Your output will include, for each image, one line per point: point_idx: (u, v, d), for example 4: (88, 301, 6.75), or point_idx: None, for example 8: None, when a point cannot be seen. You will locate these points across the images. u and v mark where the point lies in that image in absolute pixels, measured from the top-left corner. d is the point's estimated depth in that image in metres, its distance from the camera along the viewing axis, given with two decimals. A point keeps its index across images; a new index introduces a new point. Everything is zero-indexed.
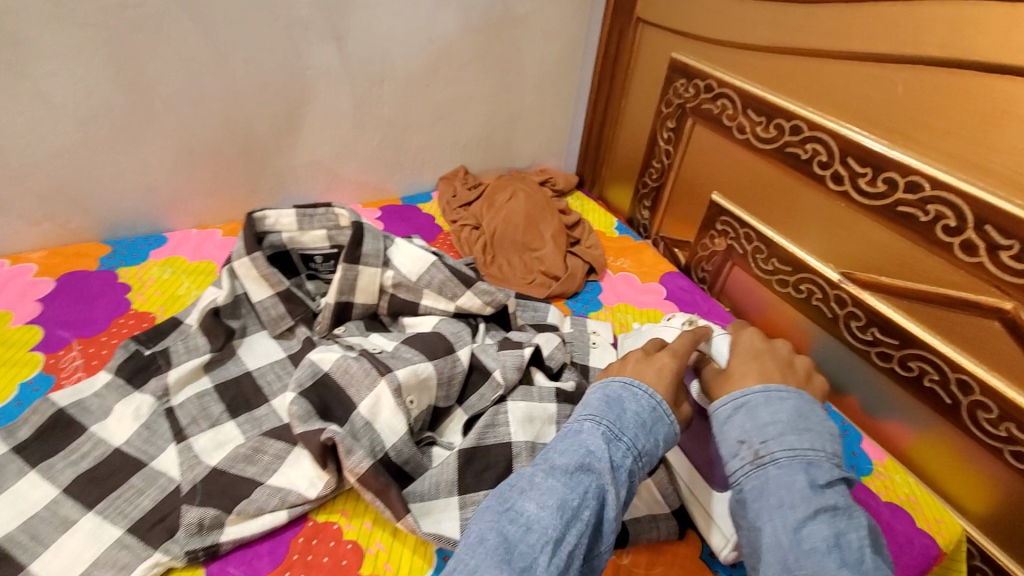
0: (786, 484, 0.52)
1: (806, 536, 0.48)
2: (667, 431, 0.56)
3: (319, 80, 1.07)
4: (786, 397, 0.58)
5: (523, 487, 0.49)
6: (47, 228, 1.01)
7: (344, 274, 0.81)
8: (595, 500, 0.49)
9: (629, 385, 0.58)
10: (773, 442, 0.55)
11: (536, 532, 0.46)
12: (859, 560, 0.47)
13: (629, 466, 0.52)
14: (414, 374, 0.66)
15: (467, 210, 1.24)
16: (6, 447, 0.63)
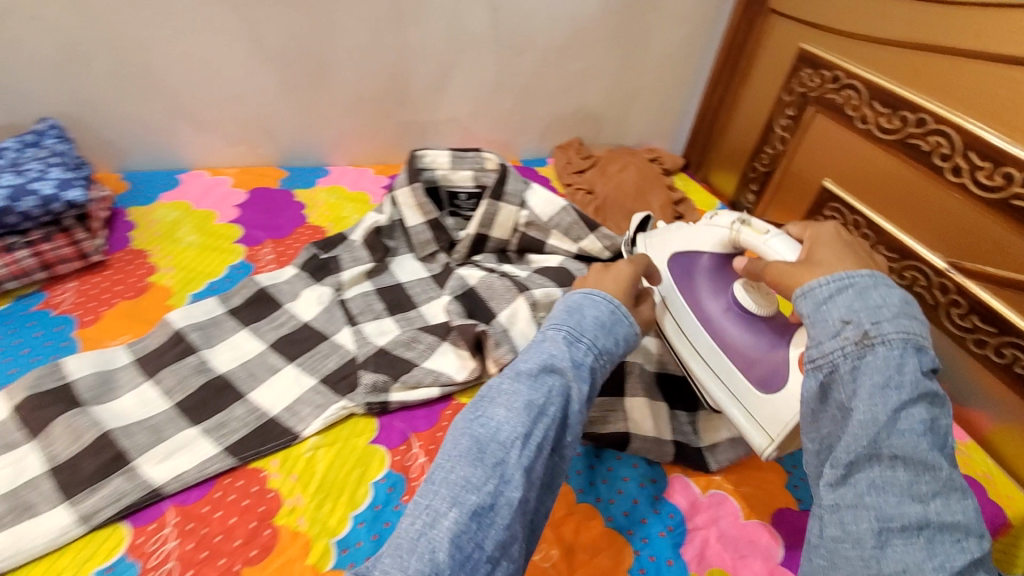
0: (886, 372, 0.42)
1: (903, 426, 0.41)
2: (627, 331, 0.55)
3: (473, 47, 1.00)
4: (896, 282, 0.46)
5: (494, 393, 0.47)
6: (242, 151, 1.01)
7: (486, 210, 0.84)
8: (561, 398, 0.47)
9: (594, 293, 0.56)
10: (887, 322, 0.43)
11: (507, 431, 0.44)
12: (945, 447, 0.41)
13: (589, 363, 0.50)
14: (545, 295, 0.74)
15: (583, 176, 1.14)
16: (223, 308, 0.73)
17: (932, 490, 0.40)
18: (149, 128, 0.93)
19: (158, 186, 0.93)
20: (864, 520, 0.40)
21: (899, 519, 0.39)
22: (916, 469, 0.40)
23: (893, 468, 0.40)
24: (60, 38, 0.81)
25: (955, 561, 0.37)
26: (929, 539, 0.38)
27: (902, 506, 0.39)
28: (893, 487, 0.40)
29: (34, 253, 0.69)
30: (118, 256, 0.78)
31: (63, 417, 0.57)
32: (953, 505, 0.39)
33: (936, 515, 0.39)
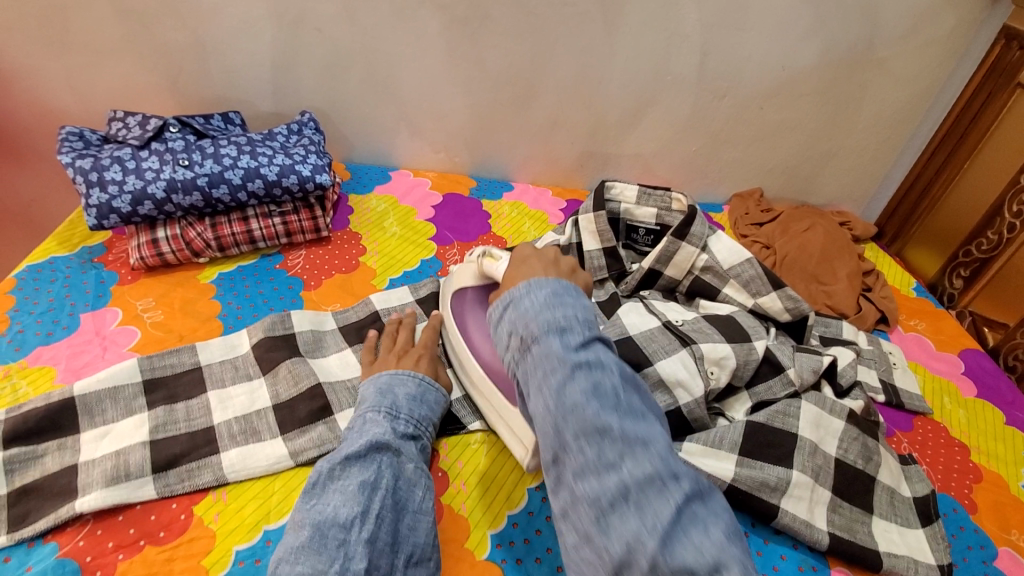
0: (546, 367, 0.50)
1: (573, 404, 0.48)
2: (437, 396, 0.65)
3: (673, 88, 1.02)
4: (543, 283, 0.55)
5: (325, 479, 0.52)
6: (442, 158, 1.12)
7: (665, 246, 0.82)
8: (391, 474, 0.54)
9: (401, 370, 0.65)
10: (533, 323, 0.52)
11: (345, 513, 0.49)
12: (615, 404, 0.49)
13: (410, 433, 0.59)
14: (713, 348, 0.69)
15: (761, 229, 1.09)
16: (413, 297, 0.81)
17: (617, 452, 0.46)
18: (375, 128, 1.08)
19: (372, 178, 1.07)
20: (586, 514, 0.46)
21: (604, 496, 0.45)
22: (594, 440, 0.47)
23: (581, 449, 0.47)
24: (330, 49, 0.97)
25: (662, 517, 0.43)
26: (637, 501, 0.44)
27: (603, 483, 0.46)
28: (590, 467, 0.46)
29: (283, 222, 0.84)
30: (338, 235, 0.90)
31: (287, 363, 0.68)
32: (641, 460, 0.46)
33: (631, 477, 0.45)
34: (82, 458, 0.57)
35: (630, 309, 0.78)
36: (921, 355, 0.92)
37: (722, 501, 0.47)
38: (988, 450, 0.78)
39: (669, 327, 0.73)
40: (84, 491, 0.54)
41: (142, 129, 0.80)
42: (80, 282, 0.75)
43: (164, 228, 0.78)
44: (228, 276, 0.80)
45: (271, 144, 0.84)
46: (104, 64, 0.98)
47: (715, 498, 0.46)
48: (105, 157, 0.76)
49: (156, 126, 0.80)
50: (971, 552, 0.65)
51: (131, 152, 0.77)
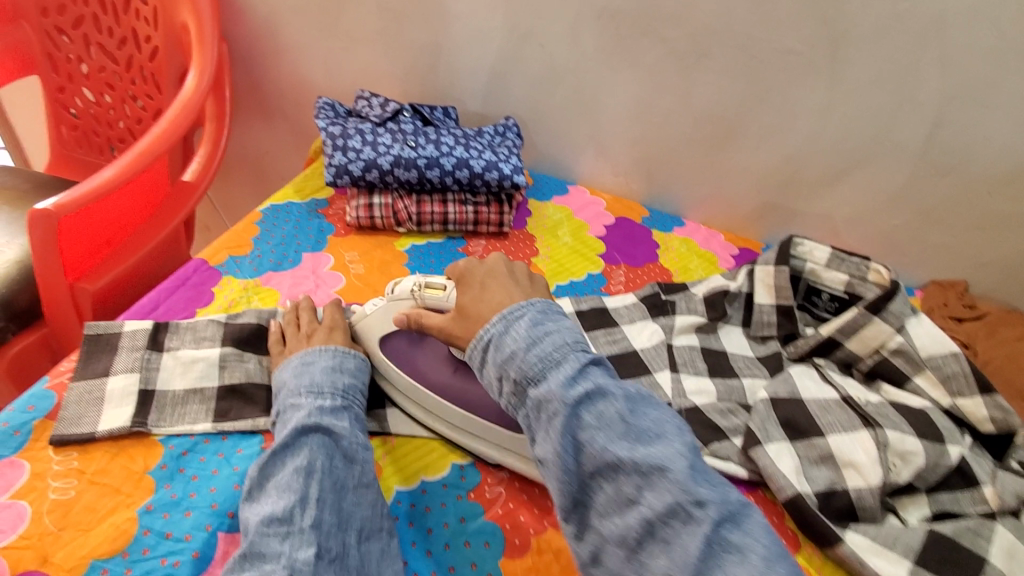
0: (546, 411, 0.51)
1: (579, 441, 0.49)
2: (356, 363, 0.66)
3: (888, 154, 0.95)
4: (520, 314, 0.57)
5: (263, 482, 0.54)
6: (619, 182, 1.15)
7: (853, 317, 0.76)
8: (325, 453, 0.56)
9: (312, 349, 0.65)
10: (525, 361, 0.53)
11: (284, 506, 0.51)
12: (625, 431, 0.49)
13: (341, 406, 0.60)
14: (900, 440, 0.64)
15: (959, 325, 0.97)
16: (573, 308, 0.84)
17: (636, 487, 0.47)
18: (564, 142, 1.13)
19: (552, 188, 1.12)
20: (617, 555, 0.48)
21: (629, 534, 0.47)
22: (610, 476, 0.49)
23: (600, 488, 0.49)
24: (546, 65, 1.04)
25: (689, 550, 0.45)
26: (665, 537, 0.46)
27: (626, 520, 0.47)
28: (610, 502, 0.49)
29: (475, 211, 0.91)
30: (516, 233, 0.96)
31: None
32: (658, 488, 0.47)
33: (652, 511, 0.46)
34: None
35: (804, 372, 0.74)
36: None
37: (742, 501, 0.48)
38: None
39: (850, 403, 0.68)
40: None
41: (384, 110, 0.92)
42: (306, 227, 0.88)
43: (379, 196, 0.89)
44: (419, 250, 0.89)
45: (481, 140, 0.92)
46: (357, 50, 1.14)
47: (752, 517, 0.46)
48: (350, 127, 0.89)
49: (393, 110, 0.93)
50: None
51: (371, 127, 0.90)
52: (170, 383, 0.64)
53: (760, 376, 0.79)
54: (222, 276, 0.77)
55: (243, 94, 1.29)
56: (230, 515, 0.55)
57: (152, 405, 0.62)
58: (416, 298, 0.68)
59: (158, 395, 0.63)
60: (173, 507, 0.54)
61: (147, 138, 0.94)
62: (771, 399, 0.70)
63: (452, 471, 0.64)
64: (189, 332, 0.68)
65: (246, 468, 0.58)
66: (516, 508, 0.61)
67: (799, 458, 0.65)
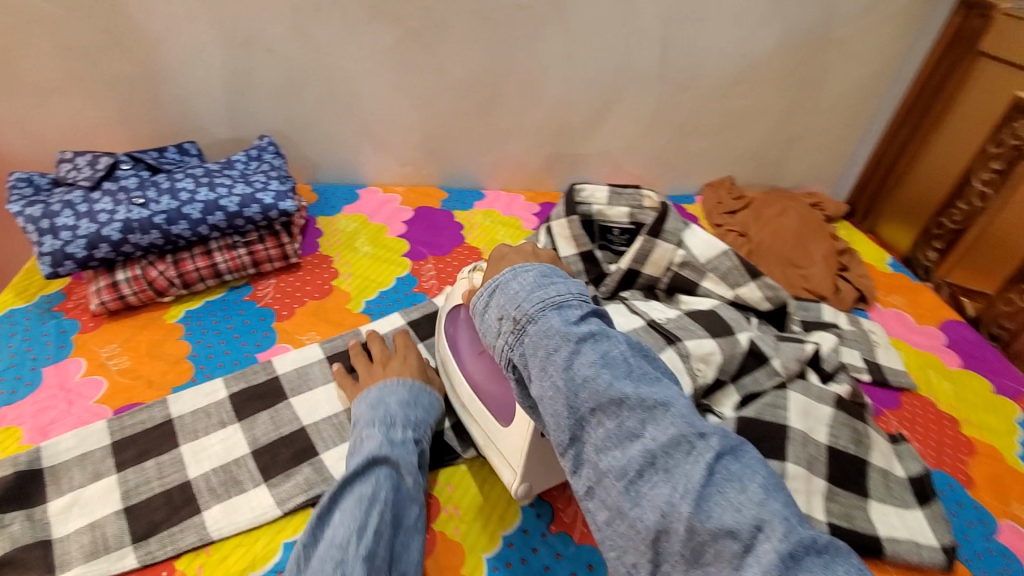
0: (547, 350, 0.46)
1: (582, 377, 0.45)
2: (429, 401, 0.65)
3: (637, 82, 1.02)
4: (530, 266, 0.52)
5: (331, 504, 0.52)
6: (410, 171, 1.10)
7: (641, 245, 0.81)
8: (391, 486, 0.53)
9: (390, 380, 0.65)
10: (525, 304, 0.48)
11: (345, 531, 0.49)
12: (628, 371, 0.45)
13: (410, 440, 0.59)
14: (698, 345, 0.69)
15: (735, 216, 1.10)
16: (405, 320, 0.80)
17: (638, 420, 0.43)
18: (340, 146, 1.05)
19: (340, 198, 1.04)
20: (614, 487, 0.42)
21: (630, 468, 0.42)
22: (613, 412, 0.44)
23: (599, 425, 0.44)
24: (286, 70, 0.94)
25: (694, 477, 0.40)
26: (665, 468, 0.41)
27: (627, 453, 0.42)
28: (609, 439, 0.43)
29: (249, 253, 0.81)
30: (308, 259, 0.88)
31: (266, 411, 0.67)
32: (662, 424, 0.43)
33: (656, 443, 0.42)
34: (55, 533, 0.55)
35: (614, 310, 0.77)
36: (901, 329, 0.91)
37: (754, 456, 0.44)
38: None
39: (654, 326, 0.73)
40: (63, 568, 0.53)
41: (97, 173, 0.78)
42: (40, 335, 0.72)
43: (124, 270, 0.76)
44: (196, 314, 0.77)
45: (228, 174, 0.82)
46: (51, 103, 0.94)
47: (748, 453, 0.43)
48: (54, 203, 0.74)
49: (111, 171, 0.79)
50: (968, 527, 0.64)
51: (81, 195, 0.75)
52: None
53: None
54: None
55: None
56: None
57: None
58: (468, 279, 0.66)
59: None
60: None
61: None
62: None
63: (284, 550, 0.56)
64: None
65: None
66: None
67: None
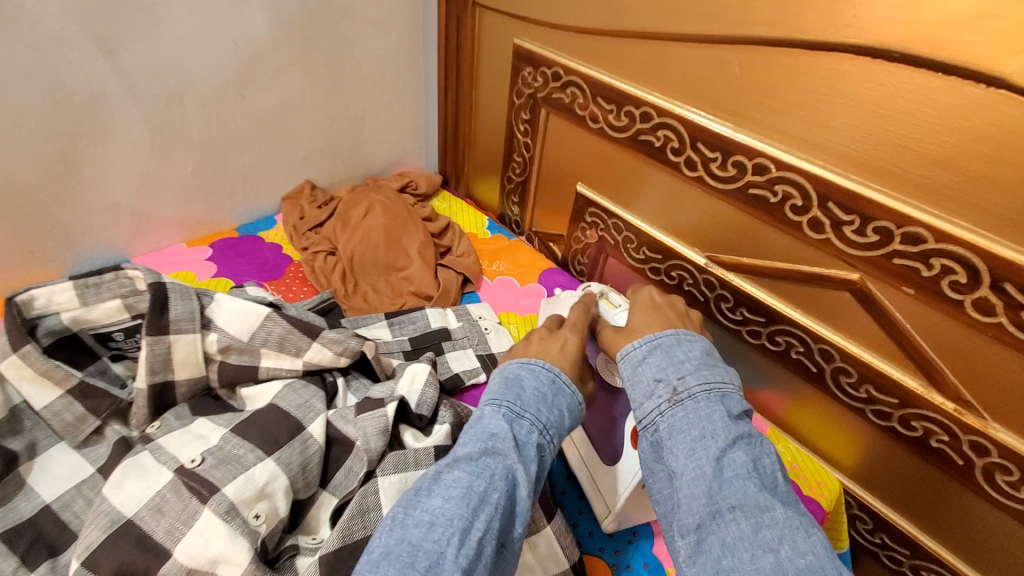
0: (746, 433, 0.49)
1: (729, 472, 0.46)
2: (569, 401, 0.56)
3: (96, 105, 0.72)
4: (694, 339, 0.57)
5: (431, 483, 0.46)
6: None
7: (151, 351, 0.56)
8: (509, 481, 0.46)
9: (532, 361, 0.57)
10: (689, 377, 0.52)
11: (443, 528, 0.42)
12: (772, 484, 0.46)
13: (538, 441, 0.51)
14: (245, 484, 0.49)
15: (321, 231, 0.93)
16: None
17: (777, 535, 0.42)
18: None
19: None
20: None
21: (757, 574, 0.41)
22: (751, 513, 0.44)
23: (733, 522, 0.44)
24: None
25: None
26: None
27: (758, 563, 0.41)
28: (741, 542, 0.43)
29: None
30: None
31: None
32: (801, 546, 0.42)
33: (789, 563, 0.41)
34: None
35: (124, 470, 0.50)
36: (507, 299, 0.88)
37: None
38: (809, 476, 0.69)
39: (182, 477, 0.49)
40: None
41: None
42: None
43: None
44: None
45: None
46: None
47: None
48: None
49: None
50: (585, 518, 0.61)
51: None
52: None
53: None
54: None
55: None
56: None
57: None
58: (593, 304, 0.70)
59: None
60: None
61: None
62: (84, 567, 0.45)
63: None
64: None
65: None
66: None
67: None
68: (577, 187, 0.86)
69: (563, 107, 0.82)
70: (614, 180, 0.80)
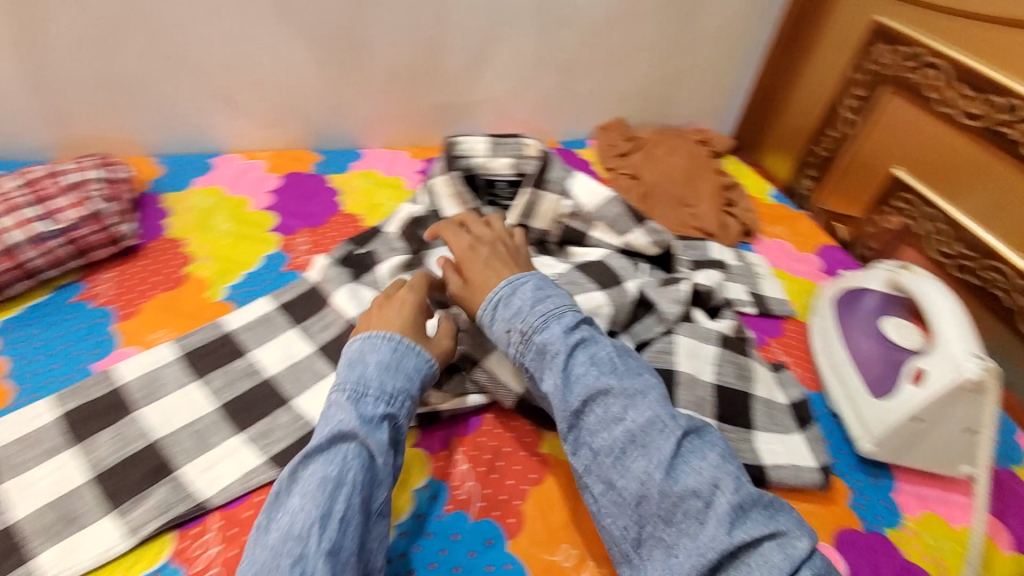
0: (547, 351, 0.55)
1: (576, 373, 0.54)
2: (417, 362, 0.57)
3: (513, 21, 0.95)
4: (524, 278, 0.60)
5: (287, 485, 0.48)
6: (274, 133, 0.97)
7: (527, 199, 0.78)
8: (360, 466, 0.48)
9: (372, 333, 0.57)
10: (530, 317, 0.56)
11: (304, 518, 0.44)
12: (613, 367, 0.54)
13: (383, 412, 0.52)
14: (587, 299, 0.67)
15: (626, 159, 1.08)
16: (274, 304, 0.71)
17: (621, 406, 0.51)
18: (182, 111, 0.90)
19: (190, 170, 0.90)
20: (605, 463, 0.50)
21: (616, 446, 0.50)
22: (602, 400, 0.52)
23: (591, 412, 0.52)
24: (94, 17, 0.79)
25: (666, 450, 0.49)
26: (643, 443, 0.50)
27: (612, 434, 0.51)
28: (606, 420, 0.51)
29: (69, 240, 0.69)
30: (152, 244, 0.77)
31: (112, 428, 0.58)
32: (641, 408, 0.51)
33: (636, 424, 0.50)
34: None
35: None
36: (783, 259, 0.94)
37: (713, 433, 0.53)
38: None
39: None
40: None
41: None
42: None
43: None
44: (13, 323, 0.65)
45: (56, 185, 0.73)
46: None
47: (711, 432, 0.53)
48: None
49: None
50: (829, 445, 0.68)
51: None
52: None
53: None
54: None
55: None
56: None
57: None
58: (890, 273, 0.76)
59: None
60: None
61: None
62: None
63: None
64: None
65: None
66: None
67: None
68: (894, 170, 0.90)
69: (911, 90, 0.87)
70: (945, 169, 0.83)
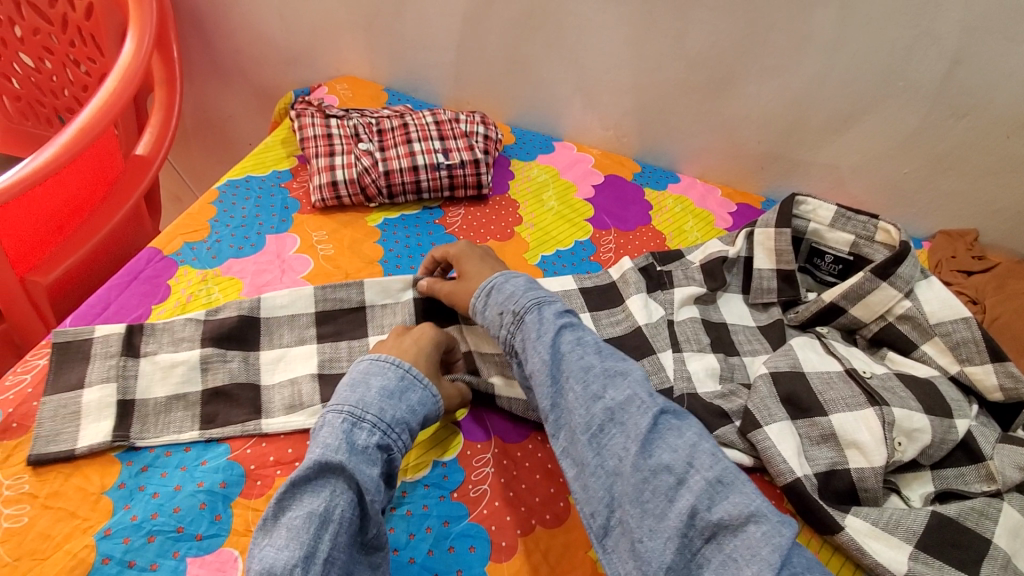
0: (534, 331, 0.56)
1: (563, 352, 0.54)
2: (421, 395, 0.55)
3: (902, 97, 0.87)
4: (519, 273, 0.62)
5: (274, 516, 0.46)
6: (609, 136, 1.06)
7: (859, 282, 0.72)
8: (348, 500, 0.46)
9: (382, 356, 0.56)
10: (524, 297, 0.58)
11: (288, 556, 0.43)
12: (600, 350, 0.55)
13: (375, 442, 0.50)
14: (907, 417, 0.60)
15: (968, 278, 0.89)
16: (575, 285, 0.77)
17: (601, 385, 0.52)
18: (550, 96, 1.04)
19: (536, 146, 1.03)
20: (581, 442, 0.50)
21: (595, 424, 0.50)
22: (580, 380, 0.52)
23: (571, 390, 0.52)
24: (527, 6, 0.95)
25: (642, 426, 0.49)
26: (621, 420, 0.50)
27: (591, 412, 0.51)
28: (580, 399, 0.51)
29: (449, 175, 0.85)
30: (497, 198, 0.90)
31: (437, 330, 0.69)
32: (621, 386, 0.52)
33: (615, 402, 0.51)
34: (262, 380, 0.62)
35: (806, 343, 0.70)
36: None
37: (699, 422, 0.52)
38: None
39: (854, 376, 0.65)
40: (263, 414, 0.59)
41: (371, 113, 0.93)
42: (269, 205, 0.81)
43: (342, 172, 0.82)
44: (392, 223, 0.83)
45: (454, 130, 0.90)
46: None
47: (690, 419, 0.52)
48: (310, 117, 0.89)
49: (378, 113, 0.93)
50: None
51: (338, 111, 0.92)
52: (150, 391, 0.59)
53: (761, 352, 0.74)
54: (179, 267, 0.71)
55: (197, 55, 1.23)
56: (198, 537, 0.50)
57: (121, 416, 0.56)
58: None
59: (128, 404, 0.57)
60: (134, 533, 0.50)
61: (101, 94, 0.84)
62: (771, 374, 0.66)
63: (433, 468, 0.58)
64: (159, 334, 0.62)
65: (213, 481, 0.53)
66: (503, 505, 0.56)
67: (801, 437, 0.62)
68: None
69: None
70: None
